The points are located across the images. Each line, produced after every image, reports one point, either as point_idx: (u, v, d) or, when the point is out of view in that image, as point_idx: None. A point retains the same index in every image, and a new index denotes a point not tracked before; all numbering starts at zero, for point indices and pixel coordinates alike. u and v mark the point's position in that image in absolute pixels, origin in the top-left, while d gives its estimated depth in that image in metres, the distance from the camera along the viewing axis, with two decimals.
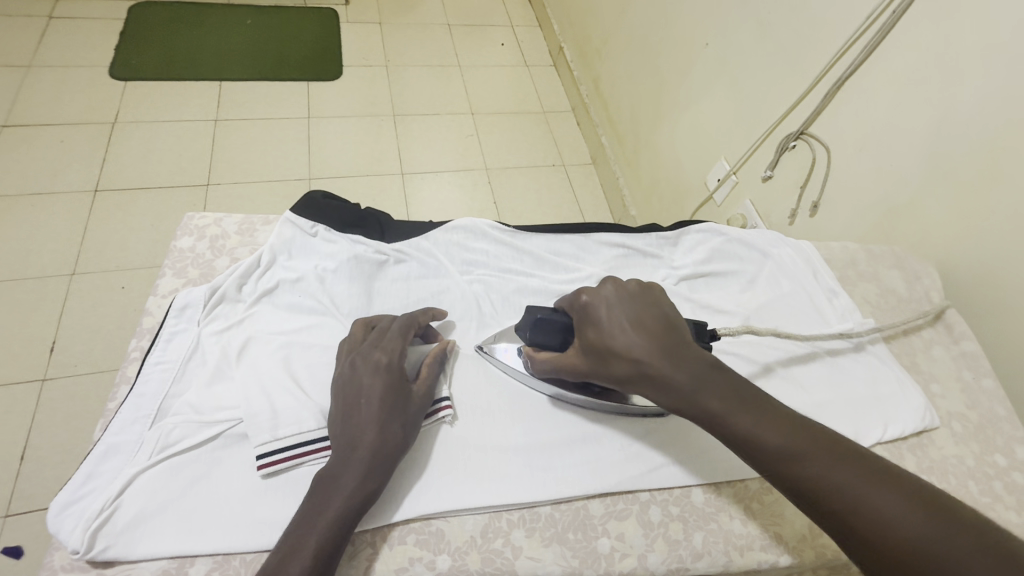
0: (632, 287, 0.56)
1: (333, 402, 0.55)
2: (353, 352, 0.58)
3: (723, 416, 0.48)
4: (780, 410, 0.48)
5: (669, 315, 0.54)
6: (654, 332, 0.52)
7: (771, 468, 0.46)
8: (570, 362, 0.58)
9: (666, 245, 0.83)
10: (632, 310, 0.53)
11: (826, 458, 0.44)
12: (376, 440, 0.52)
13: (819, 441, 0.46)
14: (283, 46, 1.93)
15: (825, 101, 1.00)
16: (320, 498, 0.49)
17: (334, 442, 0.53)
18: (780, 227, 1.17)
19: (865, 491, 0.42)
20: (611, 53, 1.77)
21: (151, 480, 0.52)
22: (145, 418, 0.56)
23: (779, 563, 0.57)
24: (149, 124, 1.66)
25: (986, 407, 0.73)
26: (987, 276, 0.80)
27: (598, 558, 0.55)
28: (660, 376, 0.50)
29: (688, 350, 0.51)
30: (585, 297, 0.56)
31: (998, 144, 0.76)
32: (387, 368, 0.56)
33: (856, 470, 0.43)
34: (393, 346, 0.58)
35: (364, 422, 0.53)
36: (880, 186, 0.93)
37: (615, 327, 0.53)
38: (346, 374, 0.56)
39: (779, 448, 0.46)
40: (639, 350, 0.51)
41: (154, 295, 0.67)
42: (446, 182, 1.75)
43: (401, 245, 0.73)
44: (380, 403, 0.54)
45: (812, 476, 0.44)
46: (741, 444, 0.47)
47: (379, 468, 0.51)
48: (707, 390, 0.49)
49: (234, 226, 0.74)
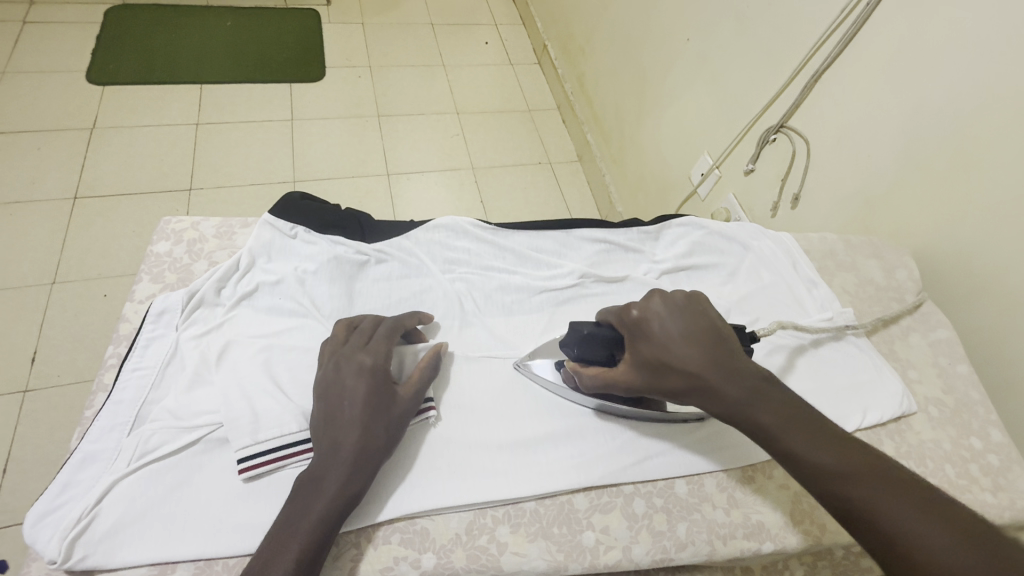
0: (681, 298, 0.57)
1: (316, 403, 0.55)
2: (335, 354, 0.58)
3: (776, 432, 0.50)
4: (835, 429, 0.50)
5: (716, 326, 0.55)
6: (700, 344, 0.54)
7: (817, 484, 0.47)
8: (622, 379, 0.58)
9: (647, 239, 0.83)
10: (681, 324, 0.55)
11: (875, 481, 0.45)
12: (358, 442, 0.52)
13: (868, 462, 0.47)
14: (264, 48, 1.91)
15: (804, 93, 1.01)
16: (306, 502, 0.49)
17: (316, 444, 0.52)
18: (762, 219, 1.18)
19: (915, 518, 0.43)
20: (595, 51, 1.77)
21: (131, 487, 0.52)
22: (123, 425, 0.55)
23: (762, 551, 0.58)
24: (129, 129, 1.64)
25: (962, 393, 0.74)
26: (961, 263, 0.82)
27: (583, 551, 0.55)
28: (712, 387, 0.52)
29: (736, 362, 0.53)
30: (635, 312, 0.57)
31: (970, 134, 0.78)
32: (371, 369, 0.56)
33: (903, 495, 0.44)
34: (379, 348, 0.58)
35: (346, 423, 0.52)
36: (859, 178, 0.95)
37: (665, 338, 0.54)
38: (330, 375, 0.56)
39: (828, 465, 0.47)
40: (689, 362, 0.53)
41: (130, 301, 0.66)
42: (433, 182, 1.74)
43: (382, 245, 0.73)
44: (364, 404, 0.54)
45: (858, 495, 0.45)
46: (790, 460, 0.49)
47: (362, 470, 0.51)
48: (760, 405, 0.51)
49: (212, 229, 0.73)
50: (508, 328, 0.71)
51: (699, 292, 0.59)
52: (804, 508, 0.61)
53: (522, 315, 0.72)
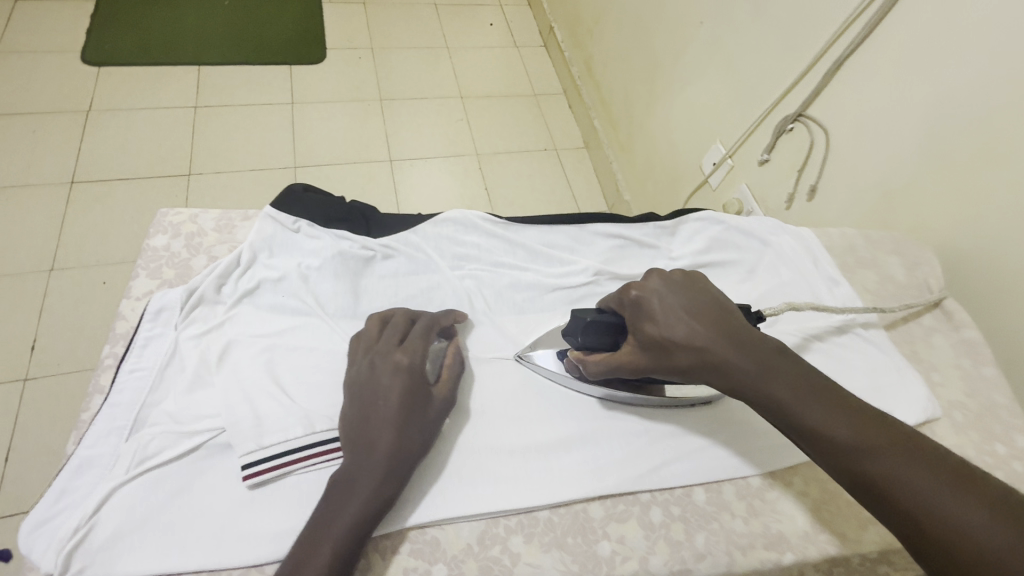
0: (679, 277, 0.57)
1: (349, 403, 0.52)
2: (371, 351, 0.56)
3: (791, 406, 0.47)
4: (852, 399, 0.47)
5: (722, 302, 0.55)
6: (706, 320, 0.52)
7: (839, 462, 0.45)
8: (626, 361, 0.56)
9: (663, 234, 0.80)
10: (686, 301, 0.54)
11: (899, 455, 0.43)
12: (392, 444, 0.49)
13: (890, 434, 0.45)
14: (263, 28, 1.85)
15: (824, 81, 0.97)
16: (339, 501, 0.47)
17: (347, 446, 0.50)
18: (776, 212, 1.14)
19: (940, 492, 0.41)
20: (603, 34, 1.72)
21: (130, 495, 0.49)
22: (121, 429, 0.53)
23: (782, 562, 0.56)
24: (125, 112, 1.59)
25: (987, 396, 0.72)
26: (987, 262, 0.78)
27: (598, 562, 0.53)
28: (725, 363, 0.50)
29: (748, 334, 0.51)
30: (634, 293, 0.56)
31: (999, 128, 0.74)
32: (408, 369, 0.53)
33: (928, 468, 0.43)
34: (415, 347, 0.56)
35: (380, 423, 0.50)
36: (880, 170, 0.91)
37: (671, 316, 0.53)
38: (365, 375, 0.53)
39: (848, 441, 0.45)
40: (700, 337, 0.51)
41: (127, 297, 0.64)
42: (436, 168, 1.70)
43: (389, 240, 0.69)
44: (399, 405, 0.51)
45: (883, 472, 0.43)
46: (810, 437, 0.46)
47: (396, 474, 0.49)
48: (773, 377, 0.48)
49: (211, 222, 0.70)
50: (519, 328, 0.68)
51: (697, 270, 0.59)
52: (824, 518, 0.59)
53: (534, 314, 0.69)
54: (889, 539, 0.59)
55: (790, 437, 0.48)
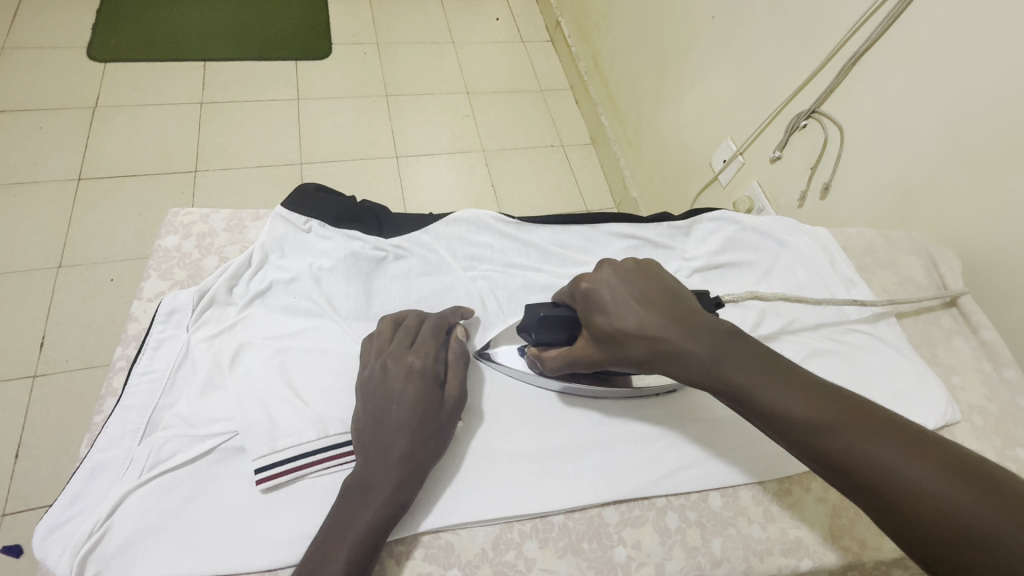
0: (631, 267, 0.57)
1: (360, 406, 0.52)
2: (381, 353, 0.55)
3: (746, 389, 0.47)
4: (804, 377, 0.47)
5: (673, 289, 0.55)
6: (659, 306, 0.52)
7: (799, 442, 0.44)
8: (582, 355, 0.56)
9: (677, 234, 0.79)
10: (637, 289, 0.54)
11: (854, 426, 0.43)
12: (406, 449, 0.49)
13: (844, 406, 0.44)
14: (269, 23, 1.84)
15: (840, 77, 0.96)
16: (352, 506, 0.47)
17: (360, 450, 0.50)
18: (788, 210, 1.13)
19: (899, 460, 0.41)
20: (612, 29, 1.70)
21: (144, 499, 0.49)
22: (134, 432, 0.53)
23: (800, 568, 0.55)
24: (132, 108, 1.59)
25: (1007, 400, 0.71)
26: (1008, 263, 0.77)
27: (614, 567, 0.53)
28: (679, 350, 0.49)
29: (698, 318, 0.51)
30: (584, 285, 0.56)
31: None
32: (420, 372, 0.53)
33: (886, 436, 0.42)
34: (426, 350, 0.56)
35: (394, 428, 0.50)
36: (898, 168, 0.89)
37: (622, 306, 0.53)
38: (376, 378, 0.53)
39: (804, 419, 0.44)
40: (653, 326, 0.51)
41: (138, 298, 0.63)
42: (442, 164, 1.69)
43: (401, 240, 0.69)
44: (412, 409, 0.51)
45: (840, 446, 0.42)
46: (768, 418, 0.46)
47: (411, 478, 0.48)
48: (728, 360, 0.48)
49: (222, 222, 0.69)
50: None
51: (649, 259, 0.59)
52: (843, 524, 0.58)
53: None
54: None
55: (752, 421, 0.47)
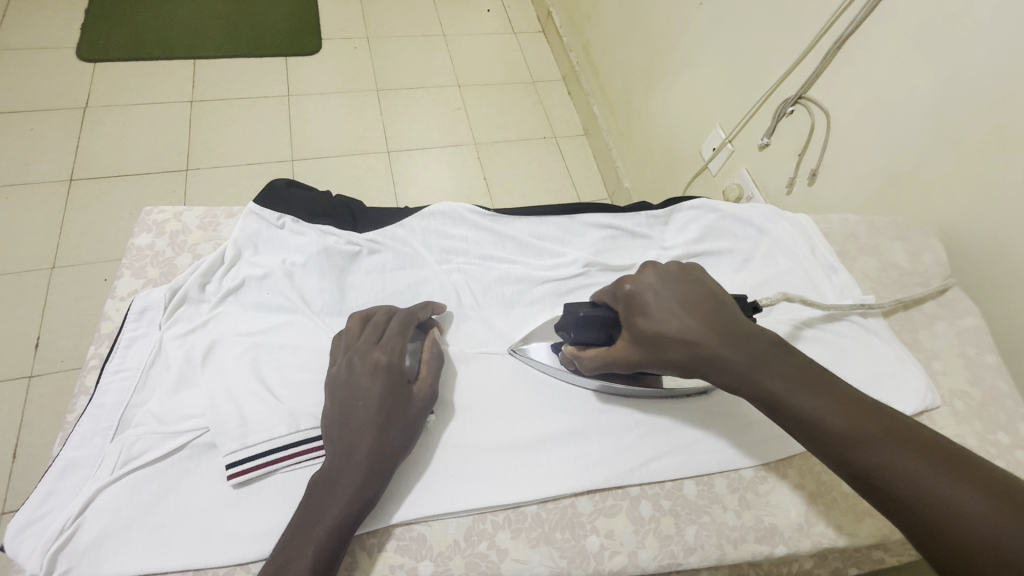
0: (675, 269, 0.55)
1: (328, 402, 0.52)
2: (349, 349, 0.54)
3: (784, 397, 0.46)
4: (847, 390, 0.46)
5: (716, 293, 0.53)
6: (703, 312, 0.51)
7: (834, 453, 0.44)
8: (621, 355, 0.55)
9: (656, 223, 0.79)
10: (680, 294, 0.52)
11: (897, 445, 0.42)
12: (372, 446, 0.49)
13: (888, 425, 0.44)
14: (258, 19, 1.83)
15: (825, 62, 0.95)
16: (320, 503, 0.47)
17: (328, 447, 0.50)
18: (777, 197, 1.12)
19: (939, 479, 0.40)
20: (602, 18, 1.68)
21: (115, 496, 0.50)
22: (106, 430, 0.53)
23: (774, 555, 0.55)
24: (121, 108, 1.59)
25: (990, 383, 0.70)
26: (993, 247, 0.76)
27: (586, 557, 0.53)
28: (718, 357, 0.49)
29: (742, 327, 0.50)
30: (626, 286, 0.55)
31: (1008, 107, 0.71)
32: (386, 368, 0.52)
33: (924, 455, 0.42)
34: (393, 345, 0.54)
35: (360, 425, 0.49)
36: (885, 152, 0.88)
37: (664, 310, 0.51)
38: (342, 375, 0.52)
39: (843, 430, 0.44)
40: (694, 331, 0.50)
41: (112, 297, 0.64)
42: (434, 158, 1.69)
43: (375, 235, 0.68)
44: (379, 405, 0.50)
45: (878, 462, 0.42)
46: (807, 428, 0.45)
47: (377, 474, 0.49)
48: (768, 370, 0.47)
49: (195, 220, 0.69)
50: (507, 322, 0.68)
51: (694, 263, 0.57)
52: (819, 510, 0.58)
53: (523, 307, 0.69)
54: (884, 531, 0.58)
55: (786, 428, 0.47)
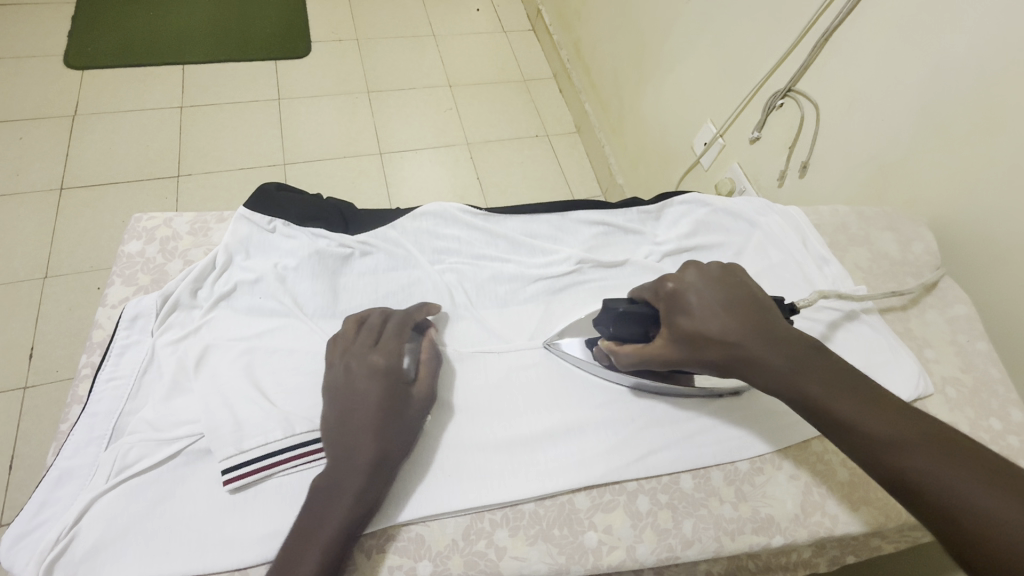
0: (717, 269, 0.55)
1: (327, 405, 0.52)
2: (346, 352, 0.55)
3: (823, 400, 0.47)
4: (888, 396, 0.46)
5: (757, 295, 0.53)
6: (742, 313, 0.51)
7: (872, 457, 0.44)
8: (659, 353, 0.55)
9: (648, 219, 0.79)
10: (722, 295, 0.53)
11: (936, 451, 0.42)
12: (373, 449, 0.49)
13: (928, 431, 0.44)
14: (247, 23, 1.83)
15: (813, 54, 0.95)
16: (324, 510, 0.47)
17: (329, 451, 0.50)
18: (769, 190, 1.13)
19: (976, 489, 0.40)
20: (591, 15, 1.68)
21: (111, 504, 0.49)
22: (101, 438, 0.53)
23: (771, 546, 0.56)
24: (111, 115, 1.58)
25: (981, 370, 0.71)
26: (981, 234, 0.76)
27: (585, 553, 0.53)
28: (758, 359, 0.49)
29: (783, 330, 0.50)
30: (670, 284, 0.56)
31: (994, 96, 0.72)
32: (385, 371, 0.53)
33: (965, 464, 0.42)
34: (391, 348, 0.55)
35: (358, 427, 0.50)
36: (874, 143, 0.89)
37: (704, 311, 0.52)
38: (341, 378, 0.52)
39: (881, 435, 0.44)
40: (735, 333, 0.50)
41: (103, 305, 0.63)
42: (427, 158, 1.69)
43: (367, 237, 0.68)
44: (378, 408, 0.51)
45: (916, 467, 0.42)
46: (844, 431, 0.46)
47: (379, 476, 0.49)
48: (807, 373, 0.48)
49: (186, 225, 0.69)
50: (502, 323, 0.67)
51: (734, 263, 0.57)
52: (815, 500, 0.59)
53: (517, 306, 0.69)
54: (880, 519, 0.58)
55: (822, 431, 0.47)
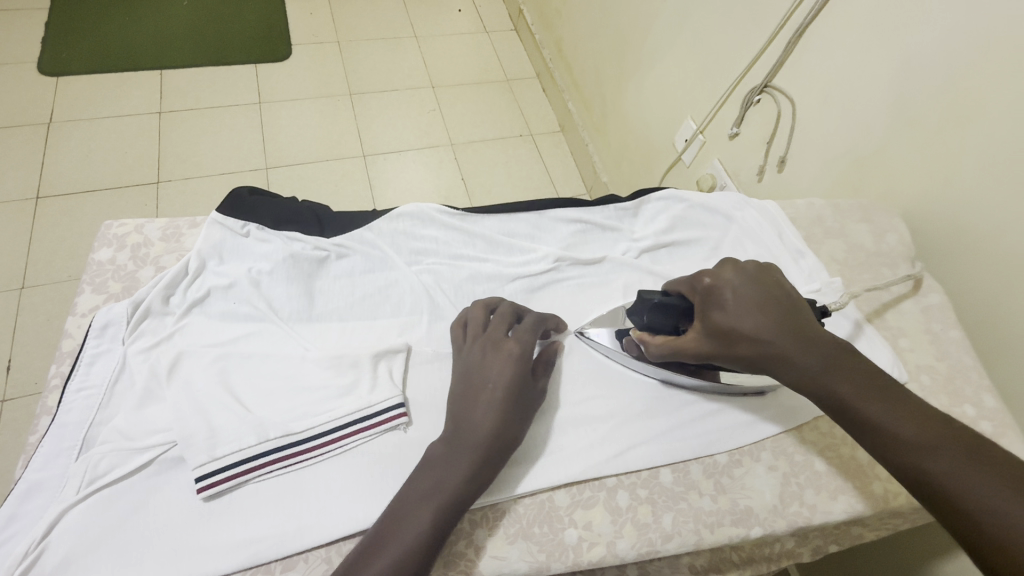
0: (754, 267, 0.56)
1: (456, 383, 0.55)
2: (479, 338, 0.58)
3: (851, 400, 0.47)
4: (917, 401, 0.47)
5: (793, 296, 0.54)
6: (777, 315, 0.51)
7: (896, 458, 0.45)
8: (691, 346, 0.56)
9: (625, 216, 0.80)
10: (759, 292, 0.53)
11: (962, 454, 0.43)
12: (491, 428, 0.51)
13: (959, 438, 0.44)
14: (226, 27, 1.81)
15: (788, 50, 0.96)
16: (435, 476, 0.49)
17: (448, 429, 0.52)
18: (749, 186, 1.14)
19: (1001, 496, 0.41)
20: (572, 14, 1.69)
21: (81, 516, 0.49)
22: (70, 450, 0.52)
23: (750, 536, 0.56)
24: (88, 122, 1.55)
25: (954, 357, 0.72)
26: (951, 224, 0.78)
27: (565, 550, 0.53)
28: (790, 359, 0.50)
29: (818, 333, 0.51)
30: (707, 280, 0.56)
31: (963, 86, 0.73)
32: (517, 357, 0.55)
33: (993, 473, 0.42)
34: (523, 336, 0.58)
35: (483, 404, 0.52)
36: (849, 137, 0.90)
37: (741, 309, 0.52)
38: (474, 359, 0.56)
39: (909, 437, 0.45)
40: (767, 331, 0.51)
41: (72, 314, 0.62)
42: (411, 160, 1.68)
43: (342, 239, 0.68)
44: (504, 391, 0.53)
45: (942, 471, 0.43)
46: (867, 430, 0.46)
47: (492, 461, 0.51)
48: (838, 374, 0.48)
49: (157, 231, 0.68)
50: None
51: (771, 264, 0.58)
52: (793, 490, 0.59)
53: None
54: (858, 507, 0.59)
55: (849, 430, 0.48)
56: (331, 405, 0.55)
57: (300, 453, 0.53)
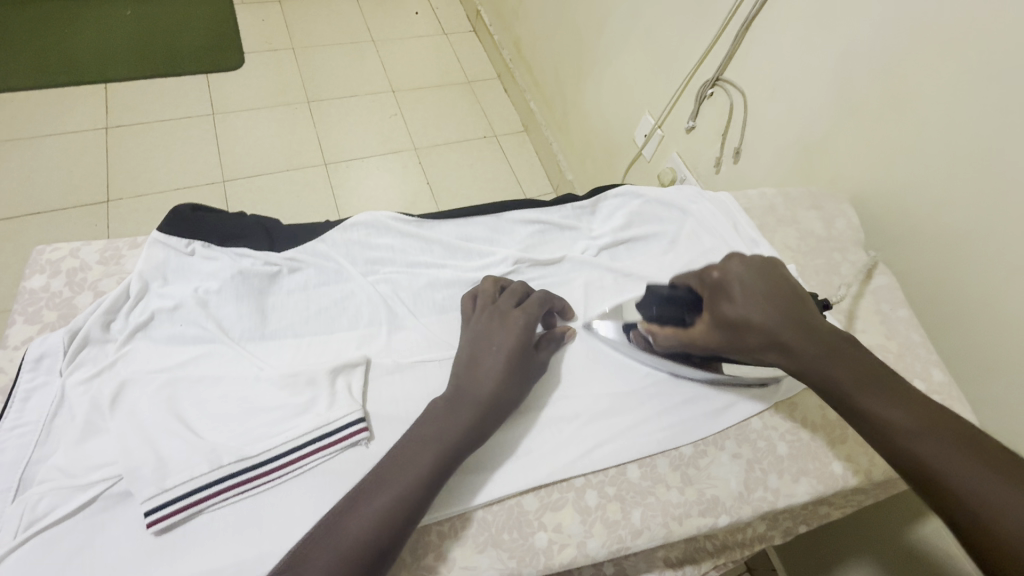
0: (758, 260, 0.59)
1: (464, 347, 0.58)
2: (491, 308, 0.61)
3: (849, 389, 0.49)
4: (914, 393, 0.49)
5: (797, 290, 0.57)
6: (780, 303, 0.55)
7: (888, 442, 0.47)
8: (699, 338, 0.60)
9: (583, 214, 0.80)
10: (764, 285, 0.56)
11: (952, 441, 0.45)
12: (493, 388, 0.54)
13: (948, 426, 0.46)
14: (173, 36, 1.74)
15: (737, 43, 0.98)
16: (436, 427, 0.51)
17: (450, 390, 0.54)
18: (707, 178, 1.16)
19: (986, 482, 0.42)
20: (529, 13, 1.69)
21: (19, 562, 0.46)
22: (5, 492, 0.49)
23: (718, 525, 0.57)
24: (28, 140, 1.48)
25: (904, 336, 0.74)
26: (896, 206, 0.81)
27: (535, 554, 0.53)
28: (788, 344, 0.53)
29: (817, 323, 0.54)
30: (715, 273, 0.60)
31: (899, 74, 0.76)
32: (522, 327, 0.58)
33: (981, 461, 0.43)
34: (531, 309, 0.61)
35: (487, 368, 0.55)
36: (797, 126, 0.92)
37: (746, 301, 0.56)
38: (482, 327, 0.59)
39: (902, 422, 0.47)
40: (770, 321, 0.54)
41: (4, 347, 0.59)
42: (375, 167, 1.65)
43: (294, 253, 0.66)
44: (507, 358, 0.56)
45: (930, 455, 0.45)
46: (862, 419, 0.49)
47: (489, 418, 0.53)
48: (837, 361, 0.51)
49: (95, 255, 0.65)
50: (442, 328, 0.65)
51: (777, 260, 0.61)
52: (758, 476, 0.60)
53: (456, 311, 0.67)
54: (819, 488, 0.60)
55: (845, 416, 0.50)
56: (288, 425, 0.53)
57: (255, 478, 0.50)
